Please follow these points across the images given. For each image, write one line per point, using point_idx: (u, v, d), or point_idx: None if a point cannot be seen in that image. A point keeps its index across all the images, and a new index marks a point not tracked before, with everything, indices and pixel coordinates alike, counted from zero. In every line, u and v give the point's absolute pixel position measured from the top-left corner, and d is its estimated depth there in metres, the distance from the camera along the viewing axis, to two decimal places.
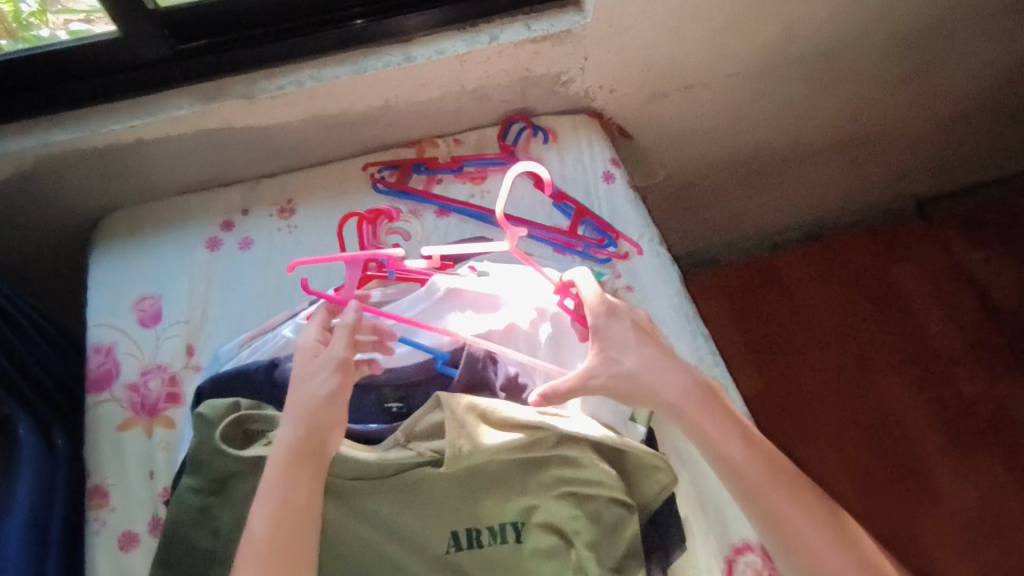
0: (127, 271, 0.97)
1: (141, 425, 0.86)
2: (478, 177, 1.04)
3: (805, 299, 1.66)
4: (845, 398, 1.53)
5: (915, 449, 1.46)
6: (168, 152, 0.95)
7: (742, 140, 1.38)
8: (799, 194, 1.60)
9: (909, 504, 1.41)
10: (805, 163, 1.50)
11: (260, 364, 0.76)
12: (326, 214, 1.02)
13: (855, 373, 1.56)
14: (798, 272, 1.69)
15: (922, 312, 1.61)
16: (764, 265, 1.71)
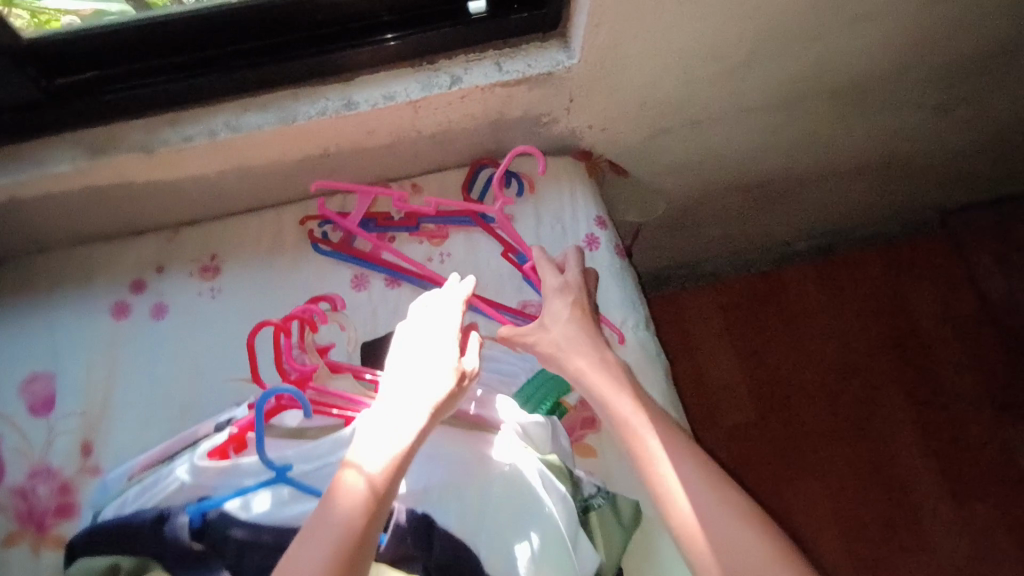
0: (17, 342, 0.83)
1: (27, 542, 0.74)
2: (438, 236, 0.89)
3: (807, 317, 1.48)
4: (842, 432, 1.38)
5: (912, 495, 1.31)
6: (58, 205, 0.80)
7: (752, 170, 1.20)
8: (810, 215, 1.42)
9: (899, 555, 1.27)
10: (819, 188, 1.33)
11: (145, 518, 0.61)
12: (256, 276, 0.86)
13: (855, 405, 1.39)
14: (802, 287, 1.51)
15: (933, 341, 1.44)
16: (765, 278, 1.52)
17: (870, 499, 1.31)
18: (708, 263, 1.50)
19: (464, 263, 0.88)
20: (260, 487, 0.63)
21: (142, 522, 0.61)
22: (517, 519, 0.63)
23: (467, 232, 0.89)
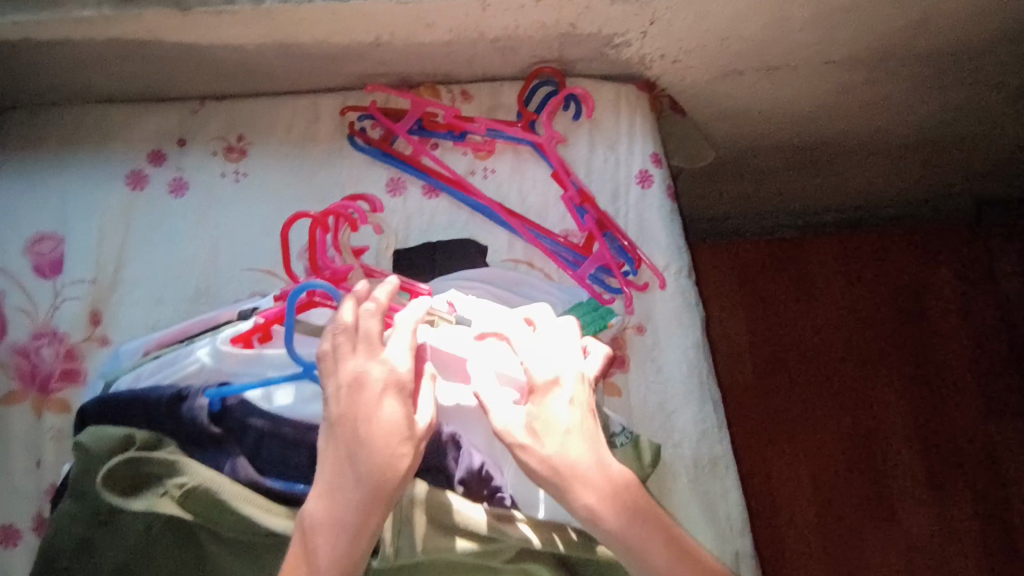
0: (26, 198, 0.77)
1: (30, 402, 0.72)
2: (484, 150, 0.83)
3: (813, 289, 1.42)
4: (826, 406, 1.35)
5: (884, 474, 1.29)
6: (83, 51, 0.75)
7: (812, 130, 1.13)
8: (852, 185, 1.32)
9: (862, 528, 1.26)
10: (875, 159, 1.23)
11: (163, 393, 0.61)
12: (285, 165, 0.81)
13: (844, 381, 1.36)
14: (816, 258, 1.44)
15: (937, 327, 1.38)
16: (781, 245, 1.45)
17: (842, 473, 1.30)
18: (724, 222, 1.43)
19: (508, 182, 0.83)
20: (285, 381, 0.61)
21: (160, 397, 0.61)
22: None
23: (515, 150, 0.84)
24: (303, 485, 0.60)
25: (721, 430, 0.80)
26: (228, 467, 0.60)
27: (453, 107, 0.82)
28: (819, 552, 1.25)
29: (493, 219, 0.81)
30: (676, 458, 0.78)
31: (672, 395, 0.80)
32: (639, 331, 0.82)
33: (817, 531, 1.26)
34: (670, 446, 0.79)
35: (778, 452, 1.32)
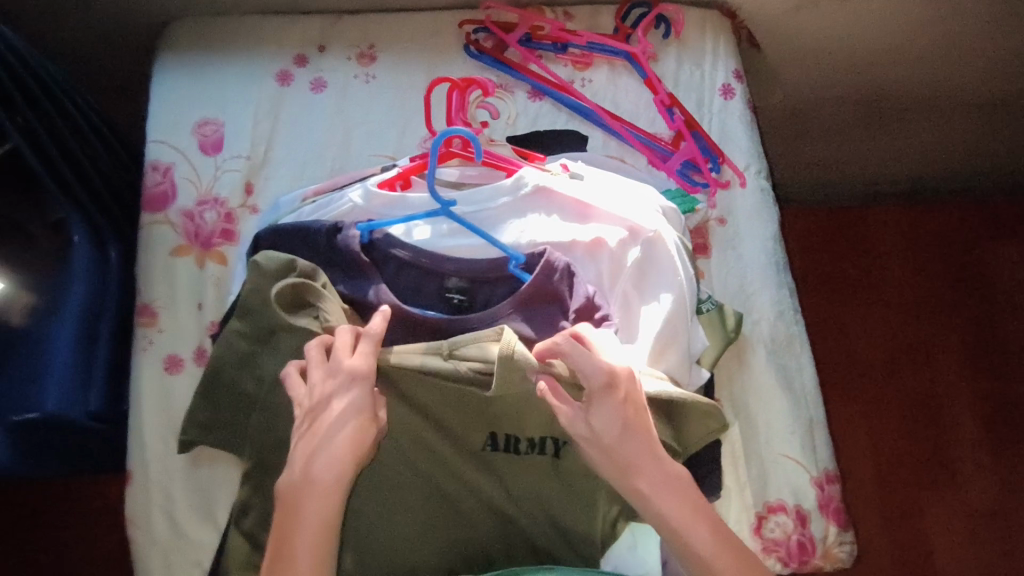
0: (193, 89, 0.90)
1: (194, 255, 0.85)
2: (582, 62, 0.93)
3: (877, 256, 1.44)
4: (889, 369, 1.37)
5: (945, 436, 1.32)
6: None
7: (884, 78, 1.18)
8: (913, 151, 1.34)
9: (923, 487, 1.29)
10: (938, 118, 1.27)
11: (322, 226, 0.71)
12: (409, 69, 0.92)
13: (907, 346, 1.38)
14: (879, 225, 1.45)
15: (1000, 296, 1.41)
16: (844, 212, 1.46)
17: (904, 434, 1.33)
18: (796, 183, 1.43)
19: (604, 90, 0.92)
20: (424, 218, 0.71)
21: (319, 229, 0.71)
22: (648, 287, 0.69)
23: (610, 64, 0.93)
24: (434, 311, 0.70)
25: (795, 313, 0.88)
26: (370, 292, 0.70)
27: (557, 22, 0.92)
28: (882, 509, 1.28)
29: (590, 121, 0.90)
30: (755, 333, 0.85)
31: (752, 280, 0.87)
32: (721, 223, 0.89)
33: (879, 489, 1.29)
34: (750, 324, 0.86)
35: (841, 411, 1.35)
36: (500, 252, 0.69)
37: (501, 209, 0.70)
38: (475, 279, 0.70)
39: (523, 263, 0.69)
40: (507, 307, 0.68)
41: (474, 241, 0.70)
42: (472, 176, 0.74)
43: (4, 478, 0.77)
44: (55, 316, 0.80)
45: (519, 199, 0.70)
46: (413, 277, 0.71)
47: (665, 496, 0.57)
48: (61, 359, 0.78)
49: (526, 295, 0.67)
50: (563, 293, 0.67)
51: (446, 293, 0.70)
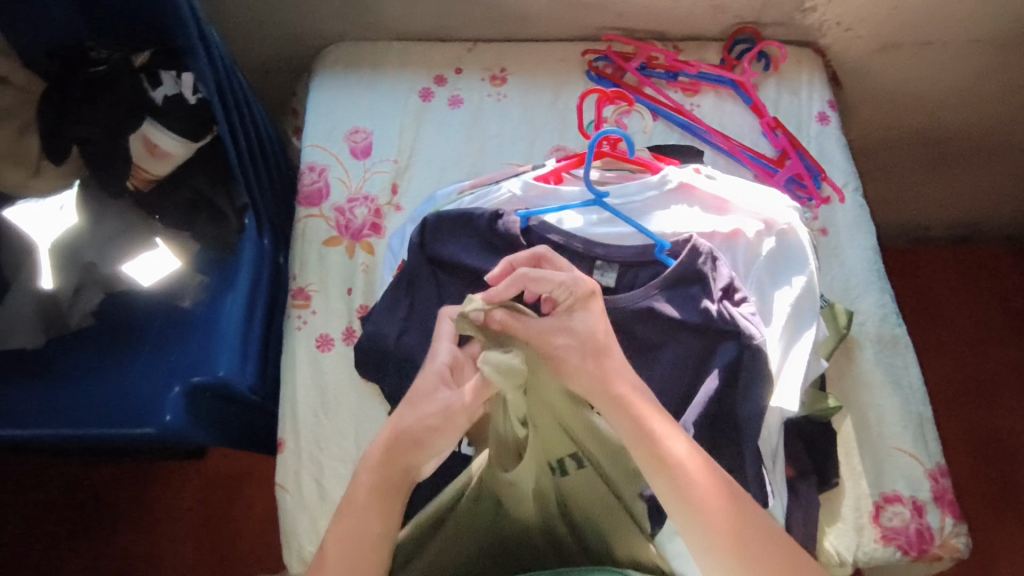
0: (345, 102, 1.01)
1: (345, 245, 0.93)
2: (690, 89, 1.02)
3: (938, 298, 1.48)
4: (955, 409, 1.39)
5: (1017, 477, 1.32)
6: None
7: (959, 121, 1.24)
8: (975, 192, 1.40)
9: (997, 528, 1.29)
10: (996, 164, 1.33)
11: (484, 212, 0.80)
12: (537, 89, 1.03)
13: (972, 387, 1.40)
14: (939, 269, 1.51)
15: None
16: (903, 255, 1.53)
17: (975, 474, 1.33)
18: None
19: (712, 114, 1.00)
20: (578, 207, 0.79)
21: (482, 214, 0.80)
22: (780, 272, 0.76)
23: (716, 91, 1.02)
24: None
25: (898, 316, 0.92)
26: None
27: (671, 53, 1.02)
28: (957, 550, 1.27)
29: (703, 141, 0.97)
30: (862, 334, 0.89)
31: (856, 284, 0.91)
32: (824, 233, 0.94)
33: None
34: (856, 325, 0.90)
35: None
36: (648, 239, 0.77)
37: (648, 201, 0.79)
38: (625, 263, 0.77)
39: (669, 249, 0.76)
40: (654, 287, 0.75)
41: (623, 229, 0.79)
42: (612, 176, 0.82)
43: (174, 442, 0.82)
44: (226, 291, 0.87)
45: (664, 193, 0.79)
46: (564, 262, 0.78)
47: (659, 435, 0.59)
48: (230, 329, 0.85)
49: (673, 277, 0.74)
50: (707, 276, 0.74)
51: (594, 276, 0.78)
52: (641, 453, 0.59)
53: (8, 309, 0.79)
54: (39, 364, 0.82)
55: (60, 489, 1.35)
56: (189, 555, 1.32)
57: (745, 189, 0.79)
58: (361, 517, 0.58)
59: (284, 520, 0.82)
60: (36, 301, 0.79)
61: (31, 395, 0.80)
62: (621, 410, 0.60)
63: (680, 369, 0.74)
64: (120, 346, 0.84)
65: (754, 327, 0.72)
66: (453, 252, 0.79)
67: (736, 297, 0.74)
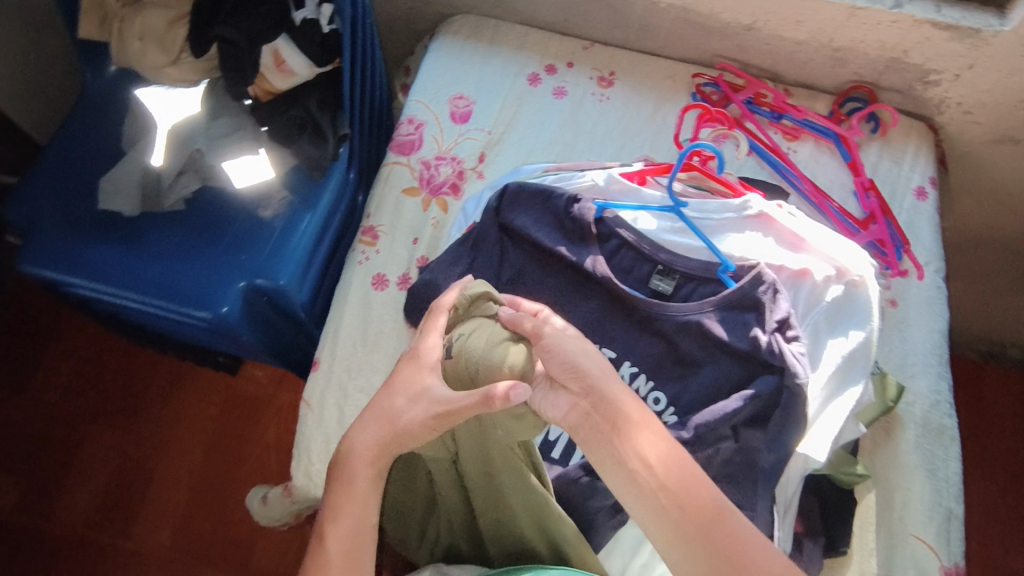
0: (456, 68, 1.06)
1: (422, 197, 0.96)
2: (791, 134, 1.01)
3: (997, 419, 1.40)
4: (986, 535, 1.30)
5: None
6: None
7: None
8: None
9: None
10: None
11: (564, 194, 0.83)
12: (640, 97, 1.05)
13: (1010, 518, 1.31)
14: (1005, 390, 1.42)
15: None
16: (969, 365, 1.45)
17: None
18: None
19: (807, 162, 0.99)
20: (655, 210, 0.81)
21: (562, 196, 0.83)
22: (839, 322, 0.75)
23: (817, 141, 1.01)
24: (640, 292, 0.79)
25: (950, 408, 0.87)
26: (587, 261, 0.79)
27: (781, 94, 1.02)
28: None
29: (792, 186, 0.96)
30: (907, 413, 0.86)
31: (913, 362, 0.88)
32: (893, 304, 0.91)
33: None
34: (904, 403, 0.86)
35: None
36: (714, 258, 0.78)
37: (724, 222, 0.80)
38: (685, 273, 0.78)
39: (733, 271, 0.77)
40: (708, 304, 0.75)
41: (693, 243, 0.79)
42: (693, 190, 0.83)
43: (223, 331, 0.87)
44: (307, 208, 0.92)
45: (741, 217, 0.79)
46: (626, 259, 0.80)
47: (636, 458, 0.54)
48: (300, 244, 0.90)
49: (730, 298, 0.75)
50: (765, 305, 0.74)
51: (653, 281, 0.79)
52: (610, 466, 0.55)
53: (122, 174, 0.87)
54: (123, 229, 0.88)
55: (103, 369, 1.44)
56: (197, 458, 1.38)
57: (824, 233, 0.78)
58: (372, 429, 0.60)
59: (301, 435, 0.86)
60: (144, 171, 0.87)
61: (110, 256, 0.86)
62: (592, 420, 0.56)
63: (712, 389, 0.74)
64: (198, 234, 0.89)
65: (801, 367, 0.70)
66: (525, 223, 0.83)
67: (789, 333, 0.73)
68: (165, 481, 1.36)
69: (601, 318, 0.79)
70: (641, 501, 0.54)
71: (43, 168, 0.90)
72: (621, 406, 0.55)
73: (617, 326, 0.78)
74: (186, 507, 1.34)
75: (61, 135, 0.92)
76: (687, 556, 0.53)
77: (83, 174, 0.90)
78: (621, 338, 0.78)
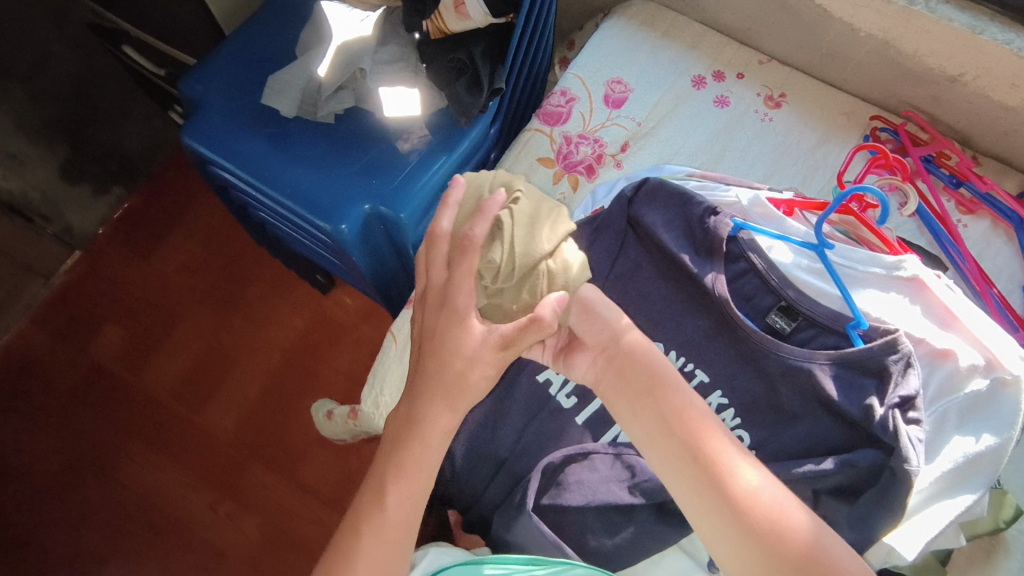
0: (622, 53, 1.03)
1: (555, 171, 0.95)
2: (966, 206, 0.91)
3: None
4: None
5: None
6: None
7: None
8: None
9: None
10: None
11: (705, 203, 0.78)
12: (807, 126, 0.98)
13: None
14: None
15: None
16: None
17: None
18: None
19: (975, 240, 0.90)
20: (795, 244, 0.75)
21: (701, 205, 0.78)
22: (974, 420, 0.66)
23: (994, 221, 0.90)
24: (756, 325, 0.74)
25: None
26: (707, 276, 0.75)
27: (969, 158, 0.91)
28: None
29: (952, 261, 0.87)
30: (1017, 542, 0.74)
31: None
32: None
33: None
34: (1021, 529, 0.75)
35: None
36: (848, 311, 0.71)
37: (869, 276, 0.72)
38: (810, 318, 0.72)
39: (864, 329, 0.69)
40: (825, 356, 0.69)
41: (828, 291, 0.73)
42: (842, 235, 0.75)
43: (338, 249, 0.92)
44: (444, 151, 0.93)
45: (890, 277, 0.71)
46: (750, 285, 0.75)
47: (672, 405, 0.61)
48: (430, 187, 0.92)
49: (854, 358, 0.68)
50: (891, 377, 0.66)
51: (772, 317, 0.73)
52: (695, 473, 0.58)
53: (289, 77, 0.90)
54: (276, 129, 0.92)
55: (213, 256, 1.55)
56: (275, 359, 1.46)
57: (981, 319, 0.68)
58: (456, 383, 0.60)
59: (382, 363, 0.88)
60: (307, 80, 0.90)
61: (257, 151, 0.91)
62: (669, 425, 0.60)
63: (805, 446, 0.69)
64: (338, 151, 0.92)
65: (915, 455, 0.63)
66: (653, 221, 0.79)
67: (910, 414, 0.65)
68: (239, 370, 1.46)
69: (705, 337, 0.75)
70: (752, 544, 0.54)
71: (220, 59, 0.95)
72: (718, 438, 0.59)
73: (720, 351, 0.75)
74: (254, 402, 1.43)
75: (241, 32, 0.97)
76: (718, 510, 0.56)
77: (255, 72, 0.95)
78: (721, 363, 0.74)
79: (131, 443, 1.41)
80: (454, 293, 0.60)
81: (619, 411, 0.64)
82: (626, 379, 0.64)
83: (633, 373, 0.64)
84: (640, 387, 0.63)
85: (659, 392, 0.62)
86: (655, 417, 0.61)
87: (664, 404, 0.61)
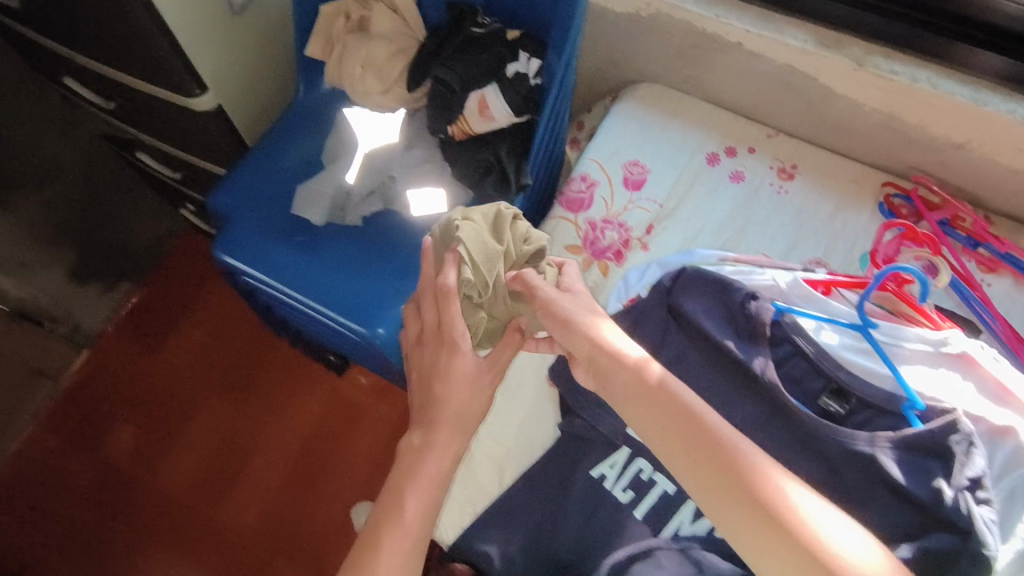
0: (636, 136, 1.05)
1: (584, 257, 0.96)
2: (986, 265, 0.93)
3: None
4: None
5: None
6: (735, 61, 1.00)
7: None
8: None
9: None
10: None
11: (743, 288, 0.80)
12: (822, 196, 1.00)
13: None
14: None
15: None
16: None
17: None
18: None
19: (1001, 299, 0.91)
20: (836, 325, 0.77)
21: (740, 290, 0.79)
22: None
23: (1015, 279, 0.92)
24: (809, 410, 0.74)
25: None
26: (755, 361, 0.76)
27: (982, 219, 0.94)
28: None
29: (984, 324, 0.87)
30: None
31: None
32: None
33: None
34: None
35: None
36: (901, 391, 0.72)
37: (914, 353, 0.74)
38: (864, 399, 0.73)
39: (920, 410, 0.70)
40: (886, 439, 0.69)
41: (879, 372, 0.73)
42: (881, 312, 0.77)
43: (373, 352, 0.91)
44: None
45: (934, 353, 0.74)
46: (798, 368, 0.76)
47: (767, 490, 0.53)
48: None
49: (914, 440, 0.68)
50: (955, 457, 0.66)
51: (825, 401, 0.74)
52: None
53: (318, 186, 0.91)
54: (306, 235, 0.93)
55: (225, 347, 1.53)
56: (294, 448, 1.43)
57: None
58: (470, 403, 0.71)
59: None
60: (336, 188, 0.91)
61: (289, 258, 0.91)
62: (766, 514, 0.52)
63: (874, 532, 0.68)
64: (369, 253, 0.93)
65: (993, 538, 0.61)
66: (694, 309, 0.80)
67: (981, 494, 0.64)
68: (258, 463, 1.42)
69: (758, 423, 0.75)
70: None
71: (245, 170, 0.96)
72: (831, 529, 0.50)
73: (774, 436, 0.74)
74: (277, 494, 1.39)
75: (264, 142, 0.98)
76: None
77: (284, 181, 0.96)
78: (777, 450, 0.73)
79: (151, 549, 1.35)
80: (453, 329, 0.71)
81: (707, 501, 0.55)
82: (705, 457, 0.56)
83: (715, 453, 0.56)
84: (727, 470, 0.54)
85: (748, 474, 0.54)
86: (749, 506, 0.53)
87: (758, 490, 0.53)
